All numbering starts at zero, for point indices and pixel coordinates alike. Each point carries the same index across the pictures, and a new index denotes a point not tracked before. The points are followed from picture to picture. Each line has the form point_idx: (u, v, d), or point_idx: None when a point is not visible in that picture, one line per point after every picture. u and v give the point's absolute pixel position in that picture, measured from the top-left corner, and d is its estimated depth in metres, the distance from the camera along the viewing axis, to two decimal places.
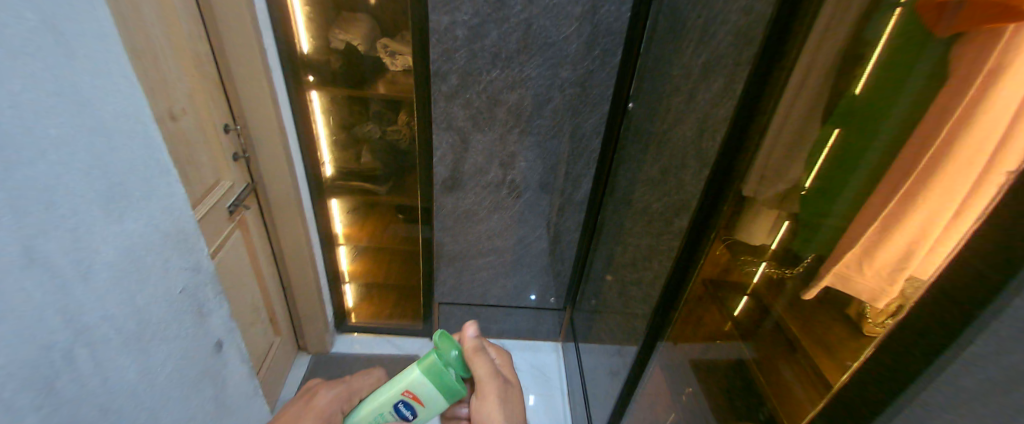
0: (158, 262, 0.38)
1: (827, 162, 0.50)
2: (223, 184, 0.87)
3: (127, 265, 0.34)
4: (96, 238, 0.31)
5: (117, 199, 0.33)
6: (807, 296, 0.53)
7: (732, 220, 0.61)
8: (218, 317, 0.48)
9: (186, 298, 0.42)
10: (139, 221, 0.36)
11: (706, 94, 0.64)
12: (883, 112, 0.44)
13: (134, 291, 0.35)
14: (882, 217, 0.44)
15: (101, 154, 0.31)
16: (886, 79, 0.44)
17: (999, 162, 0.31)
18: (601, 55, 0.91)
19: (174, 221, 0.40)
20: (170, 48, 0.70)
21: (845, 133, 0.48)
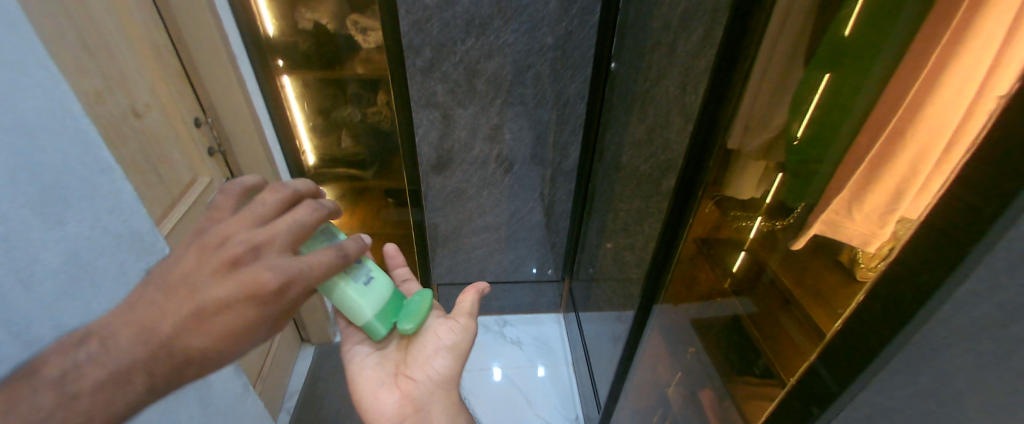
0: (111, 264, 0.42)
1: (817, 112, 0.49)
2: (201, 181, 0.85)
3: (75, 268, 0.38)
4: (35, 245, 0.34)
5: (52, 201, 0.36)
6: (795, 245, 0.53)
7: (719, 178, 0.58)
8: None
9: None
10: (86, 228, 0.39)
11: (686, 47, 0.61)
12: (874, 51, 0.42)
13: (87, 293, 0.39)
14: (868, 160, 0.44)
15: (28, 155, 0.34)
16: (880, 13, 0.41)
17: (993, 88, 0.31)
18: (579, 15, 0.87)
19: (125, 221, 0.44)
20: (125, 41, 0.67)
21: (835, 79, 0.46)
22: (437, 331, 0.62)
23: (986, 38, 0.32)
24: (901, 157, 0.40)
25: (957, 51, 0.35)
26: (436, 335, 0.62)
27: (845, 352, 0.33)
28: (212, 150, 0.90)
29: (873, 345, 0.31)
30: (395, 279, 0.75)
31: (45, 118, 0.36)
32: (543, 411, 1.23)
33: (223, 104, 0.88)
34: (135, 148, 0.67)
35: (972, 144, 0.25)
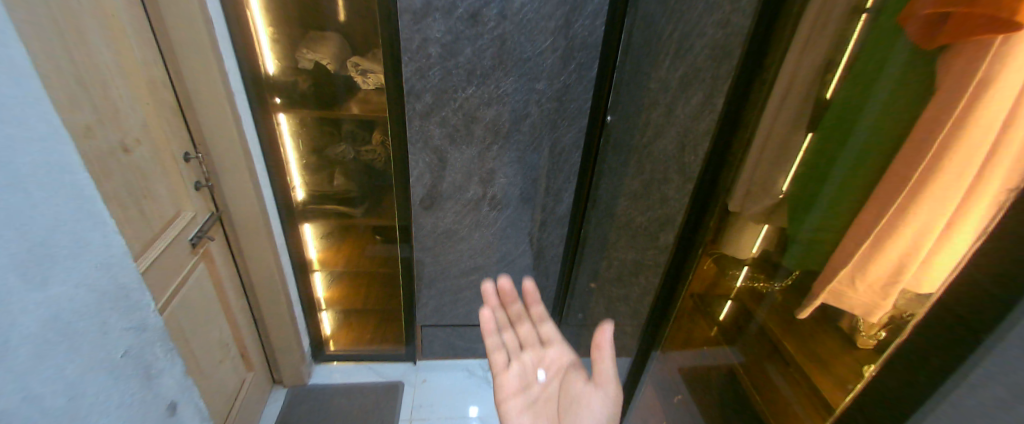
0: (78, 320, 0.32)
1: (802, 169, 0.52)
2: (185, 216, 0.82)
3: (53, 336, 0.30)
4: (4, 311, 0.27)
5: (35, 258, 0.29)
6: (801, 315, 0.52)
7: (717, 234, 0.62)
8: (172, 378, 0.43)
9: (130, 362, 0.38)
10: (72, 285, 0.32)
11: (685, 108, 0.64)
12: (854, 119, 0.45)
13: (68, 366, 0.32)
14: (870, 235, 0.43)
15: (10, 209, 0.27)
16: (855, 84, 0.45)
17: (993, 175, 0.31)
18: (577, 69, 0.91)
19: (100, 260, 0.34)
20: (120, 74, 0.65)
21: (820, 139, 0.49)
22: (587, 402, 0.63)
23: (991, 117, 0.33)
24: (899, 235, 0.40)
25: (959, 129, 0.35)
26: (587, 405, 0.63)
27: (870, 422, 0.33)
28: (199, 184, 0.87)
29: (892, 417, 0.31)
30: (534, 317, 0.83)
31: (37, 164, 0.29)
32: None
33: (214, 138, 0.86)
34: (120, 182, 0.65)
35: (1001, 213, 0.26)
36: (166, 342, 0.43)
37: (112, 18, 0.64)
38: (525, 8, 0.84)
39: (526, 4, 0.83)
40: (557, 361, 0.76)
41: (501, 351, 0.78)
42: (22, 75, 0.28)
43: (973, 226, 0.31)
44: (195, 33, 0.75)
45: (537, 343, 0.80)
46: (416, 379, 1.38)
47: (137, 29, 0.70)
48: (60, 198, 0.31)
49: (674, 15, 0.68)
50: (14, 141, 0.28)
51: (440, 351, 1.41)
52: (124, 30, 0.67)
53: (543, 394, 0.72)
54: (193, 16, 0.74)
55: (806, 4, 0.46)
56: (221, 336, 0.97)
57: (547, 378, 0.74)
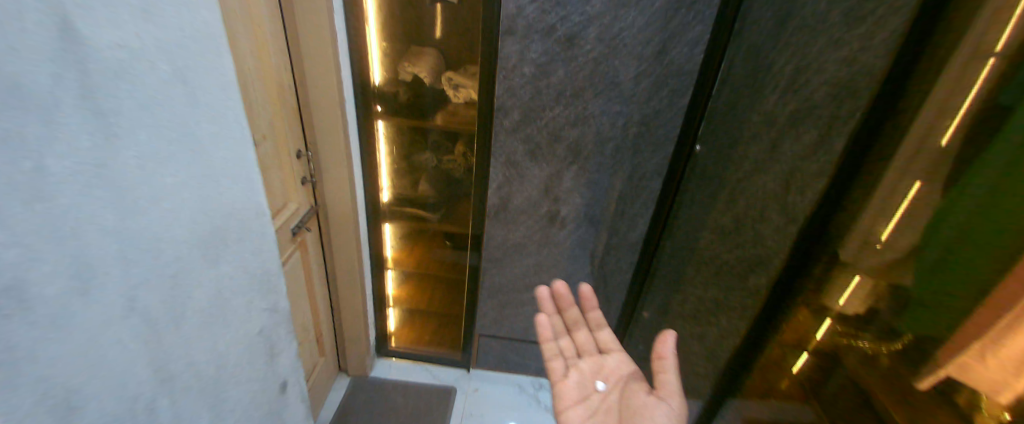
0: (242, 301, 0.52)
1: (904, 220, 0.43)
2: (289, 206, 0.92)
3: (215, 304, 0.47)
4: (193, 283, 0.43)
5: (215, 243, 0.46)
6: (919, 383, 0.42)
7: (817, 284, 0.54)
8: (287, 358, 0.64)
9: (261, 337, 0.57)
10: (232, 265, 0.49)
11: (792, 145, 0.60)
12: (981, 164, 0.37)
13: (219, 327, 0.48)
14: (1004, 299, 0.36)
15: (209, 202, 0.44)
16: (980, 127, 0.37)
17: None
18: (668, 96, 0.89)
19: (261, 261, 0.55)
20: (258, 77, 0.76)
21: (930, 189, 0.41)
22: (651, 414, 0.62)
23: None
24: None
25: None
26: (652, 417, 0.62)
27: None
28: (304, 179, 0.97)
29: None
30: (591, 323, 0.81)
31: (223, 155, 0.46)
32: None
33: (322, 139, 0.95)
34: None
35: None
36: (287, 327, 0.64)
37: (258, 32, 0.75)
38: (623, 32, 0.84)
39: (624, 29, 0.83)
40: (618, 371, 0.74)
41: (558, 358, 0.77)
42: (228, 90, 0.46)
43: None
44: (317, 43, 0.85)
45: (594, 349, 0.78)
46: (468, 387, 1.40)
47: (275, 40, 0.81)
48: (234, 179, 0.48)
49: (787, 47, 0.64)
50: (216, 137, 0.45)
51: (493, 362, 1.42)
52: (266, 41, 0.77)
53: (602, 404, 0.70)
54: (321, 30, 0.83)
55: None
56: (303, 319, 1.05)
57: (607, 389, 0.72)
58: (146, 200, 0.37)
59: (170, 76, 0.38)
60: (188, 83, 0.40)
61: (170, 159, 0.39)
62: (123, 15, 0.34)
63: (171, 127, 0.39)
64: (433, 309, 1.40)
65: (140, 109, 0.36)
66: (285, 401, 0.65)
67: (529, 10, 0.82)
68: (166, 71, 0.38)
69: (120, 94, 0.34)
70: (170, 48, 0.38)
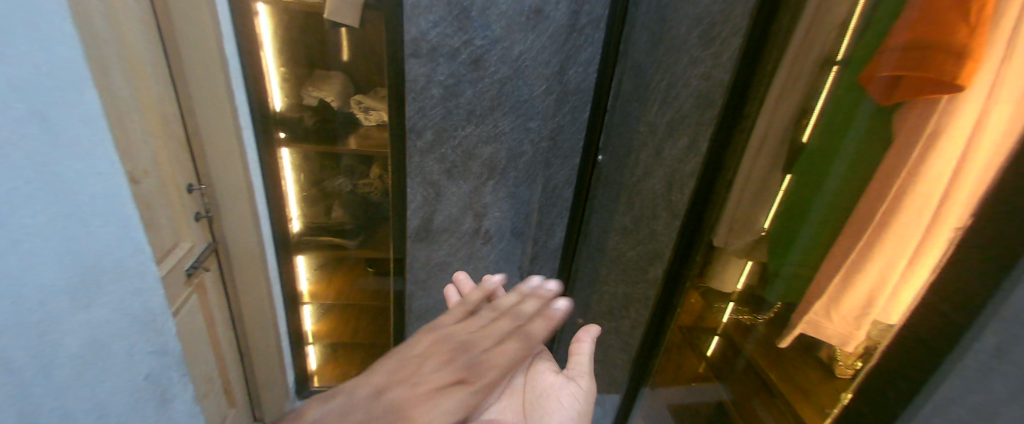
0: (124, 348, 0.46)
1: (780, 209, 0.57)
2: (182, 245, 0.82)
3: (90, 354, 0.42)
4: (60, 332, 0.38)
5: (87, 285, 0.41)
6: (781, 344, 0.58)
7: (704, 267, 0.67)
8: (182, 404, 0.59)
9: (150, 383, 0.51)
10: (113, 310, 0.44)
11: (672, 151, 0.70)
12: (828, 163, 0.51)
13: (96, 380, 0.43)
14: (845, 267, 0.48)
15: (76, 240, 0.39)
16: (830, 132, 0.50)
17: (950, 211, 0.36)
18: (570, 112, 0.97)
19: (146, 301, 0.49)
20: (136, 105, 0.68)
21: (795, 182, 0.54)
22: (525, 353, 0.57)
23: (946, 156, 0.38)
24: (870, 263, 0.45)
25: (923, 160, 0.40)
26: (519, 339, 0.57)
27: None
28: (199, 214, 0.88)
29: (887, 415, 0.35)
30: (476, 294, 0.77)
31: (91, 192, 0.41)
32: None
33: (219, 170, 0.88)
34: None
35: (965, 227, 0.32)
36: (181, 372, 0.58)
37: (132, 57, 0.67)
38: (524, 55, 0.90)
39: (524, 52, 0.90)
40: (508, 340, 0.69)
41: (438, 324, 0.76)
42: (93, 122, 0.40)
43: (935, 254, 0.36)
44: (206, 67, 0.79)
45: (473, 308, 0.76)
46: None
47: (154, 66, 0.74)
48: (106, 214, 0.43)
49: (660, 67, 0.75)
50: (80, 171, 0.40)
51: None
52: (142, 66, 0.70)
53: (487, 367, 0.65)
54: (210, 54, 0.78)
55: (778, 63, 0.53)
56: (206, 371, 0.94)
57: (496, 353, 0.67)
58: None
59: (22, 111, 0.34)
60: (47, 120, 0.36)
61: (24, 200, 0.35)
62: None
63: (21, 161, 0.34)
64: (359, 341, 1.32)
65: None
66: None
67: (431, 34, 0.85)
68: (19, 110, 0.34)
69: None
70: (15, 80, 0.33)
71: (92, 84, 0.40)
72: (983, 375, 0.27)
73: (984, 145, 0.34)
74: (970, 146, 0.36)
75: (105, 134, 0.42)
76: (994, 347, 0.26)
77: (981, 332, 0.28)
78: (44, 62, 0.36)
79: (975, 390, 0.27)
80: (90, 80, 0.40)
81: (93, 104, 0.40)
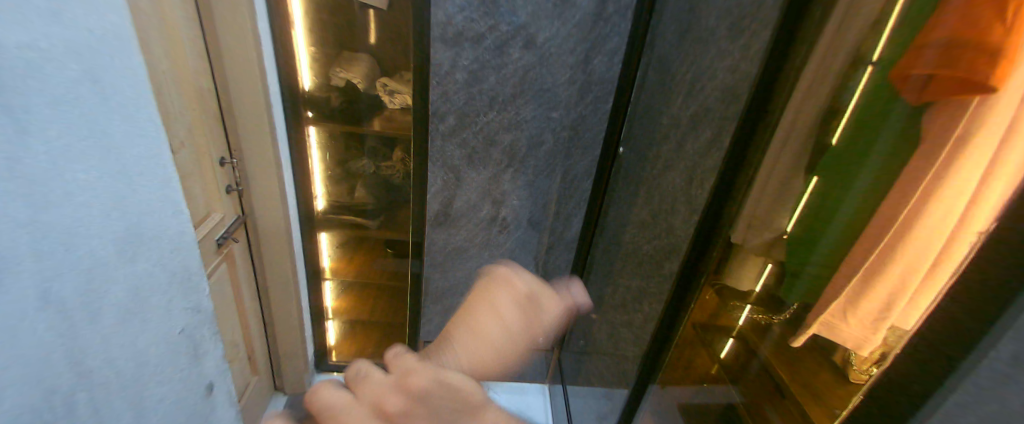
0: (162, 302, 0.50)
1: (807, 209, 0.56)
2: (213, 216, 0.87)
3: (134, 304, 0.46)
4: (110, 281, 0.42)
5: (132, 240, 0.45)
6: (795, 343, 0.59)
7: (721, 263, 0.65)
8: (211, 361, 0.62)
9: (184, 337, 0.55)
10: (154, 266, 0.48)
11: (694, 145, 0.69)
12: (861, 163, 0.51)
13: (138, 328, 0.47)
14: (862, 271, 0.49)
15: (123, 198, 0.43)
16: (861, 133, 0.50)
17: (977, 214, 0.35)
18: (593, 102, 0.96)
19: (181, 260, 0.53)
20: (173, 79, 0.71)
21: (824, 182, 0.54)
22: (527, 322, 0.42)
23: (976, 158, 0.38)
24: (892, 267, 0.45)
25: (953, 163, 0.41)
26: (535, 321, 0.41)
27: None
28: (229, 187, 0.92)
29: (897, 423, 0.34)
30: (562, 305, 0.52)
31: (135, 155, 0.44)
32: None
33: (247, 145, 0.91)
34: None
35: (986, 230, 0.31)
36: (212, 331, 0.62)
37: (172, 32, 0.71)
38: (548, 42, 0.89)
39: (549, 39, 0.89)
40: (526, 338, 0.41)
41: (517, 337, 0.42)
42: (140, 91, 0.44)
43: (951, 256, 0.36)
44: (240, 47, 0.82)
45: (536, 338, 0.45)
46: None
47: (193, 43, 0.78)
48: (146, 176, 0.46)
49: (687, 59, 0.73)
50: (128, 135, 0.43)
51: None
52: (181, 42, 0.74)
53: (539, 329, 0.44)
54: (244, 32, 0.81)
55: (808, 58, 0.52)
56: (231, 336, 0.99)
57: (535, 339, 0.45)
58: (57, 189, 0.36)
59: (82, 77, 0.37)
60: (100, 84, 0.39)
61: (83, 157, 0.38)
62: (28, 7, 0.32)
63: (83, 123, 0.38)
64: (376, 319, 1.36)
65: (45, 107, 0.34)
66: (210, 405, 0.63)
67: (458, 18, 0.85)
68: (76, 71, 0.36)
69: (23, 88, 0.32)
70: (78, 50, 0.36)
71: (140, 57, 0.44)
72: (995, 387, 0.26)
73: (1011, 151, 0.34)
74: (1000, 152, 0.35)
75: (149, 105, 0.46)
76: (1010, 357, 0.25)
77: (997, 341, 0.27)
78: (103, 34, 0.39)
79: (990, 396, 0.26)
80: (139, 53, 0.44)
81: (141, 76, 0.44)
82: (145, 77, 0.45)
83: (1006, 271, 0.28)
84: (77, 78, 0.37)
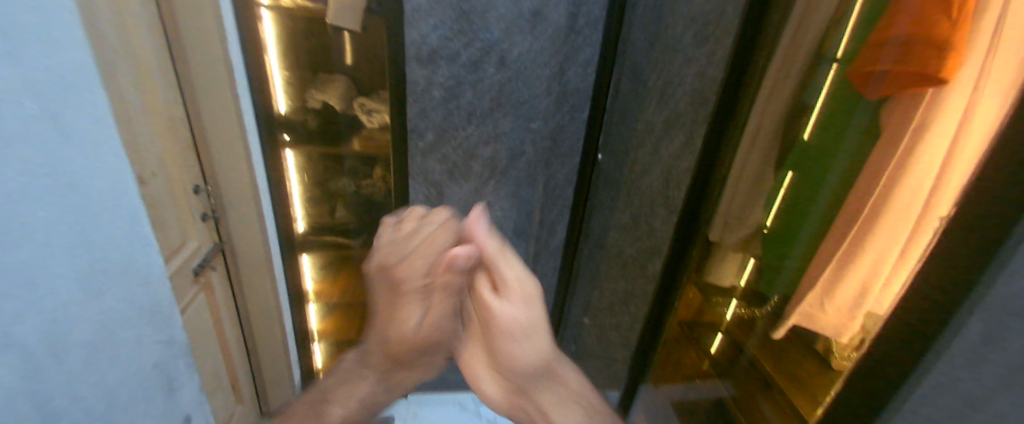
0: (133, 337, 0.48)
1: (783, 204, 0.58)
2: (188, 245, 0.84)
3: (103, 339, 0.44)
4: (73, 319, 0.40)
5: (98, 273, 0.43)
6: (777, 334, 0.59)
7: (701, 262, 0.68)
8: (186, 393, 0.59)
9: (157, 373, 0.53)
10: (123, 300, 0.47)
11: (668, 147, 0.71)
12: (828, 158, 0.53)
13: (106, 365, 0.44)
14: (837, 257, 0.50)
15: (89, 233, 0.41)
16: (829, 131, 0.52)
17: (936, 203, 0.38)
18: (569, 112, 0.98)
19: (152, 294, 0.51)
20: (143, 109, 0.70)
21: (796, 177, 0.56)
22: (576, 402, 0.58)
23: (933, 146, 0.41)
24: (863, 257, 0.46)
25: (914, 151, 0.43)
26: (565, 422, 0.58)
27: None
28: (205, 215, 0.90)
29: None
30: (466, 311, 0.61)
31: (99, 187, 0.43)
32: None
33: (223, 171, 0.90)
34: None
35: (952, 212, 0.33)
36: (187, 363, 0.59)
37: (139, 61, 0.70)
38: (521, 56, 0.91)
39: (523, 53, 0.90)
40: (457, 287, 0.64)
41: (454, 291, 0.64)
42: (101, 120, 0.43)
43: (924, 239, 0.38)
44: (212, 74, 0.81)
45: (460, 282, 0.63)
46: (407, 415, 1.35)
47: (161, 70, 0.77)
48: (111, 209, 0.44)
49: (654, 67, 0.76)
50: (89, 167, 0.41)
51: (432, 385, 1.39)
52: (150, 70, 0.72)
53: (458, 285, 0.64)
54: (214, 53, 0.79)
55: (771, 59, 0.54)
56: (214, 368, 0.96)
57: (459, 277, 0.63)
58: (18, 226, 0.34)
59: (38, 110, 0.36)
60: (56, 116, 0.37)
61: (46, 193, 0.37)
62: None
63: (42, 159, 0.36)
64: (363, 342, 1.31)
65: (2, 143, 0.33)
66: None
67: (432, 37, 0.86)
68: (32, 107, 0.35)
69: None
70: (30, 80, 0.35)
71: (99, 86, 0.43)
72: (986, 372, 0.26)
73: (970, 137, 0.37)
74: (955, 141, 0.38)
75: (113, 136, 0.44)
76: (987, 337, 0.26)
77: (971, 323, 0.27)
78: (55, 62, 0.37)
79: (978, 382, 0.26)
80: (98, 82, 0.42)
81: (100, 104, 0.42)
82: (105, 106, 0.43)
83: (964, 253, 0.30)
84: (31, 110, 0.35)
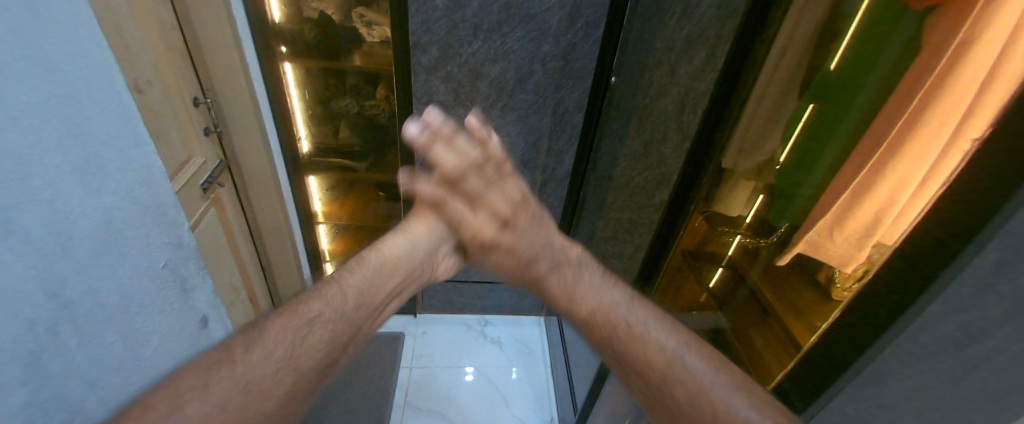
0: (140, 234, 0.50)
1: (800, 138, 0.55)
2: (196, 161, 0.85)
3: (109, 235, 0.45)
4: (75, 212, 0.40)
5: (94, 169, 0.43)
6: (781, 263, 0.57)
7: (711, 190, 0.67)
8: (200, 295, 0.63)
9: (168, 272, 0.56)
10: (123, 199, 0.47)
11: (687, 67, 0.66)
12: (856, 85, 0.48)
13: (116, 262, 0.46)
14: (853, 185, 0.47)
15: (77, 128, 0.40)
16: (861, 55, 0.47)
17: (971, 124, 0.34)
18: (583, 28, 0.91)
19: (153, 194, 0.53)
20: (131, 11, 0.66)
21: (819, 108, 0.52)
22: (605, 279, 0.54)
23: (982, 58, 0.35)
24: (882, 184, 0.43)
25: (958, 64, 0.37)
26: (600, 295, 0.52)
27: (811, 378, 0.36)
28: (207, 129, 0.88)
29: (837, 367, 0.33)
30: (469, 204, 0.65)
31: (83, 77, 0.41)
32: (520, 412, 1.25)
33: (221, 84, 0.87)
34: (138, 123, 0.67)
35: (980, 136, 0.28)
36: (198, 266, 0.63)
37: None
38: None
39: None
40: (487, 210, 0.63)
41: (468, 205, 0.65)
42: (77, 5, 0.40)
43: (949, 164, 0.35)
44: None
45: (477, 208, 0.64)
46: (416, 328, 1.46)
47: None
48: (101, 102, 0.44)
49: None
50: (68, 54, 0.39)
51: (440, 304, 1.48)
52: None
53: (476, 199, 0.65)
54: None
55: None
56: (231, 279, 1.02)
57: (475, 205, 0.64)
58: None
59: None
60: None
61: (22, 77, 0.35)
62: None
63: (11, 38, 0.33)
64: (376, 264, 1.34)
65: None
66: (208, 336, 0.66)
67: None
68: None
69: None
70: None
71: None
72: (968, 301, 0.24)
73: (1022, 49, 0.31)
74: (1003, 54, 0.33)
75: (87, 19, 0.42)
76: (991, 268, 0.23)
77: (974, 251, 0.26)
78: None
79: (956, 310, 0.25)
80: None
81: None
82: None
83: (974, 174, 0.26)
84: None
